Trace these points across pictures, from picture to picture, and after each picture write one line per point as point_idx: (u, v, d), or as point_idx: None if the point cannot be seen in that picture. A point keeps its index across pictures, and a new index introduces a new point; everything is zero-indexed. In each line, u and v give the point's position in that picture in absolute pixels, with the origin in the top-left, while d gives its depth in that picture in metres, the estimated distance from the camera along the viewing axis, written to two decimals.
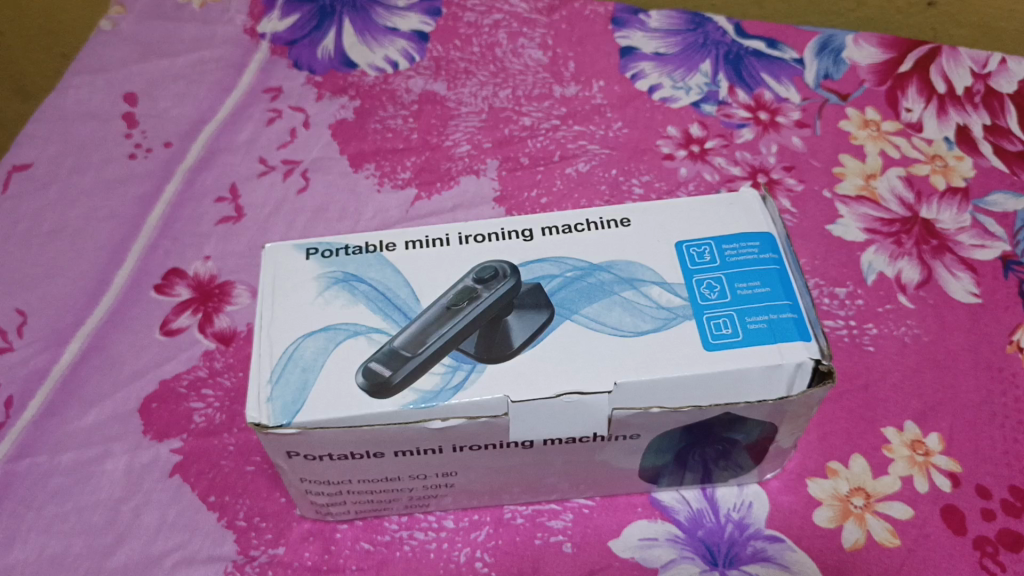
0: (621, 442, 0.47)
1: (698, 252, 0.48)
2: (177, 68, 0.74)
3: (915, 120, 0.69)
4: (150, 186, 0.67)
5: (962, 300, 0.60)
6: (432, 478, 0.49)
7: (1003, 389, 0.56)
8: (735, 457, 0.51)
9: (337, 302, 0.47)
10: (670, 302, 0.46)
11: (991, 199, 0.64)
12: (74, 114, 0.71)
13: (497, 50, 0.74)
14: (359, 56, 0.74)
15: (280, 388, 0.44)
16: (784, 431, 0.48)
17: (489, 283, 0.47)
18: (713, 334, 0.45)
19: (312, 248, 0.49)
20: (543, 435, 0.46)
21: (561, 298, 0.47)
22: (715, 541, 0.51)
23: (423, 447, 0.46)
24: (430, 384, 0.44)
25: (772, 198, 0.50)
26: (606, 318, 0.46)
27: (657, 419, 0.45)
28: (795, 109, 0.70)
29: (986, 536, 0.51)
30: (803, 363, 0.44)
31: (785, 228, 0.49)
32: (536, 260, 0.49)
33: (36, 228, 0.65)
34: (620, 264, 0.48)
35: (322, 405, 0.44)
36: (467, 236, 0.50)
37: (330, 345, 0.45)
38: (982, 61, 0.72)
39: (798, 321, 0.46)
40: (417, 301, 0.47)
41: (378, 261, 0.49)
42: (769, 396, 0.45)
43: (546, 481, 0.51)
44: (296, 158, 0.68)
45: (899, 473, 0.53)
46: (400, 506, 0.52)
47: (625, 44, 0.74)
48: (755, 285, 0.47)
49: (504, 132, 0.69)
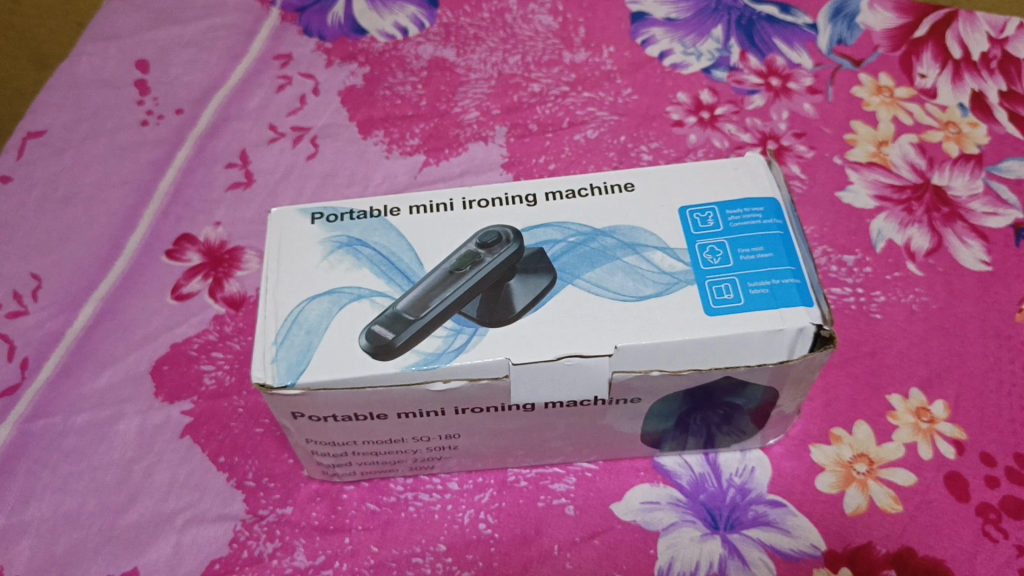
0: (622, 405, 0.48)
1: (701, 218, 0.48)
2: (188, 35, 0.74)
3: (929, 86, 0.68)
4: (162, 152, 0.68)
5: (973, 268, 0.59)
6: (436, 440, 0.50)
7: (1011, 357, 0.56)
8: (737, 422, 0.51)
9: (341, 266, 0.47)
10: (672, 267, 0.46)
11: (1005, 166, 0.64)
12: (88, 81, 0.72)
13: (507, 16, 0.74)
14: (369, 22, 0.74)
15: (284, 349, 0.45)
16: (786, 396, 0.48)
17: (491, 248, 0.47)
18: (714, 299, 0.45)
19: (317, 213, 0.50)
20: (544, 398, 0.46)
21: (564, 262, 0.47)
22: (717, 505, 0.52)
23: (426, 409, 0.46)
24: (432, 346, 0.45)
25: (778, 163, 0.50)
26: (608, 282, 0.46)
27: (657, 382, 0.46)
28: (807, 75, 0.69)
29: (989, 503, 0.51)
30: (805, 328, 0.44)
31: (789, 194, 0.49)
32: (538, 225, 0.49)
33: (51, 193, 0.66)
34: (622, 229, 0.48)
35: (326, 366, 0.44)
36: (471, 201, 0.50)
37: (334, 308, 0.46)
38: (999, 26, 0.71)
39: (801, 286, 0.45)
40: (420, 265, 0.48)
41: (382, 226, 0.49)
42: (770, 361, 0.45)
43: (549, 445, 0.52)
44: (306, 125, 0.68)
45: (903, 439, 0.53)
46: (405, 468, 0.53)
47: (636, 10, 0.74)
48: (757, 250, 0.47)
49: (514, 98, 0.69)
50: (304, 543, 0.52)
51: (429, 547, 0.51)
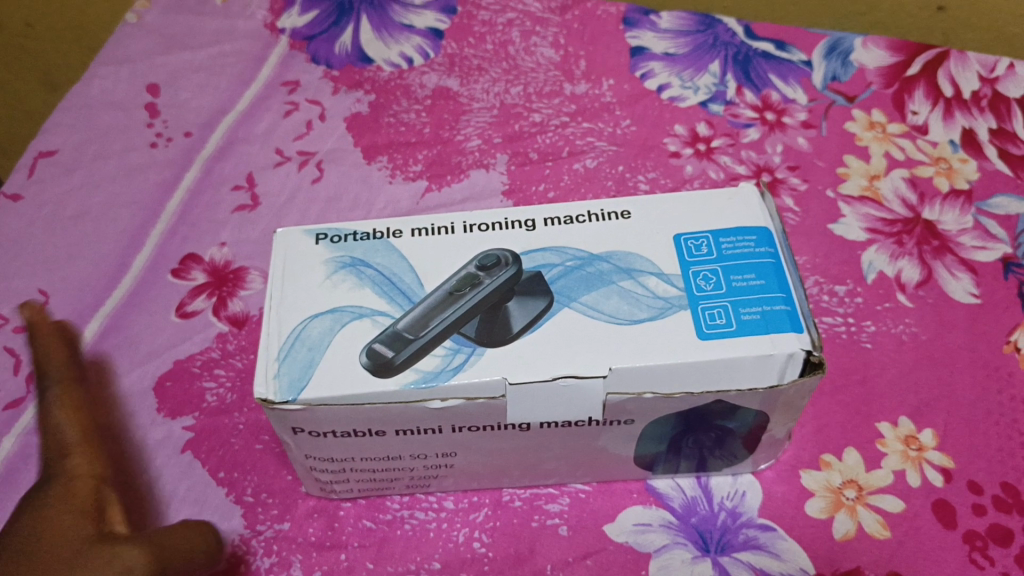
0: (617, 427, 0.49)
1: (695, 244, 0.49)
2: (199, 61, 0.76)
3: (921, 122, 0.70)
4: (171, 174, 0.69)
5: (962, 300, 0.60)
6: (433, 458, 0.51)
7: (999, 388, 0.57)
8: (729, 446, 0.52)
9: (344, 285, 0.49)
10: (666, 292, 0.48)
11: (994, 202, 0.65)
12: (100, 104, 0.74)
13: (510, 48, 0.76)
14: (375, 51, 0.76)
15: (286, 366, 0.46)
16: (777, 420, 0.49)
17: (490, 271, 0.48)
18: (707, 324, 0.46)
19: (321, 234, 0.51)
20: (539, 418, 0.47)
21: (561, 285, 0.48)
22: (708, 528, 0.52)
23: (424, 427, 0.47)
24: (431, 365, 0.46)
25: (770, 193, 0.51)
26: (604, 305, 0.47)
27: (651, 404, 0.47)
28: (801, 110, 0.71)
29: (976, 530, 0.51)
30: (795, 353, 0.45)
31: (781, 223, 0.50)
32: (537, 249, 0.50)
33: (60, 212, 0.67)
34: (618, 254, 0.50)
35: (326, 383, 0.45)
36: (471, 225, 0.51)
37: (336, 326, 0.47)
38: (990, 66, 0.73)
39: (791, 312, 0.47)
40: (421, 286, 0.49)
41: (384, 247, 0.50)
42: (760, 384, 0.46)
43: (543, 466, 0.52)
44: (311, 150, 0.70)
45: (892, 466, 0.54)
46: (402, 486, 0.54)
47: (635, 44, 0.75)
48: (749, 278, 0.48)
49: (515, 128, 0.71)
50: (300, 559, 0.52)
51: (424, 564, 0.52)
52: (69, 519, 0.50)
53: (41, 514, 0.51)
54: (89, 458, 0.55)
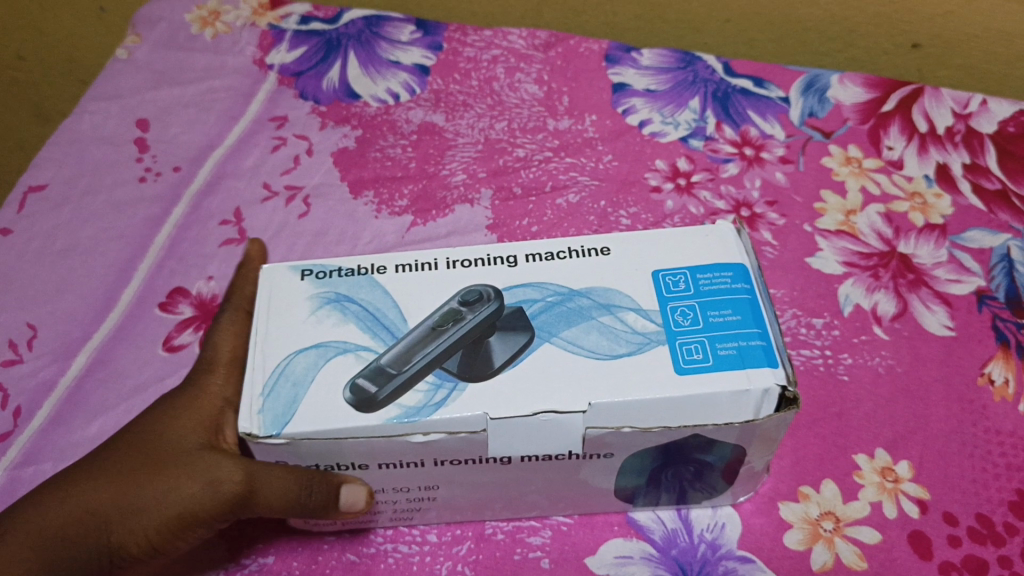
0: (597, 460, 0.49)
1: (673, 281, 0.51)
2: (188, 96, 0.77)
3: (896, 158, 0.71)
4: (159, 209, 0.70)
5: (936, 333, 0.62)
6: (416, 492, 0.51)
7: (973, 420, 0.58)
8: (709, 478, 0.53)
9: (329, 320, 0.50)
10: (645, 327, 0.49)
11: (968, 236, 0.66)
12: (89, 138, 0.74)
13: (495, 84, 0.77)
14: (362, 87, 0.77)
15: (270, 401, 0.46)
16: (755, 453, 0.50)
17: (473, 305, 0.50)
18: (684, 359, 0.47)
19: (307, 269, 0.52)
20: (520, 452, 0.48)
21: (542, 321, 0.49)
22: (688, 559, 0.53)
23: (406, 460, 0.48)
24: (413, 400, 0.46)
25: (747, 231, 0.52)
26: (584, 340, 0.48)
27: (630, 438, 0.47)
28: (779, 145, 0.72)
29: (951, 561, 0.52)
30: (770, 389, 0.46)
31: (757, 259, 0.51)
32: (518, 284, 0.51)
33: (49, 246, 0.68)
34: (598, 290, 0.50)
35: (309, 418, 0.46)
36: (454, 261, 0.52)
37: (320, 361, 0.48)
38: (963, 102, 0.74)
39: (766, 348, 0.47)
40: (404, 321, 0.50)
41: (368, 282, 0.51)
42: (736, 420, 0.47)
43: (525, 500, 0.53)
44: (298, 185, 0.71)
45: (868, 498, 0.55)
46: (386, 519, 0.54)
47: (617, 81, 0.77)
48: (726, 313, 0.49)
49: (499, 163, 0.72)
50: None
51: None
52: (184, 426, 0.51)
53: (169, 415, 0.52)
54: (229, 379, 0.53)
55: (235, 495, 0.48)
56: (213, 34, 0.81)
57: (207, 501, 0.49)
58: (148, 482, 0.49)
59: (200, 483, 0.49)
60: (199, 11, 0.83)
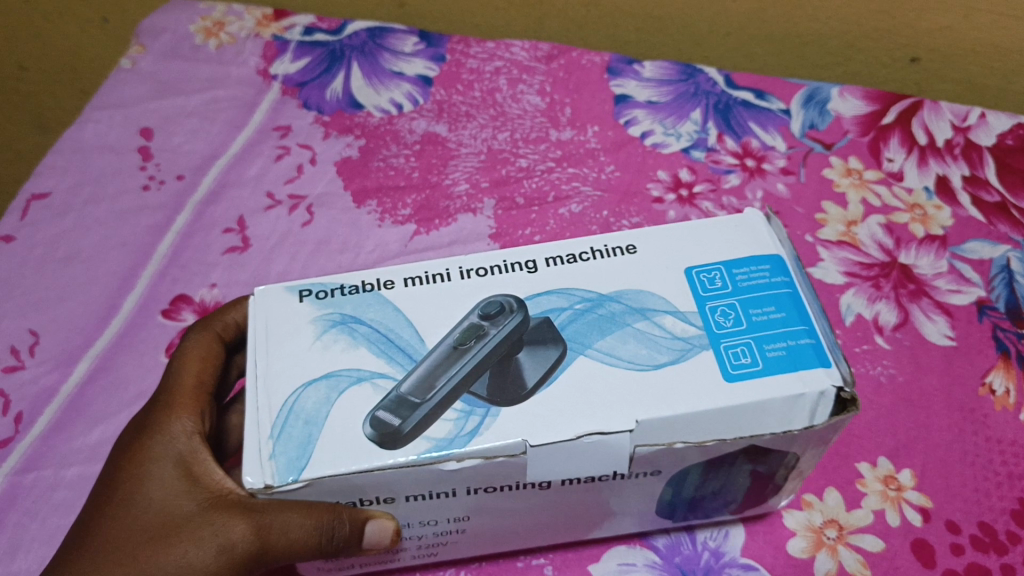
0: (641, 479, 0.45)
1: (708, 278, 0.46)
2: (191, 106, 0.77)
3: (896, 170, 0.72)
4: (162, 217, 0.70)
5: (937, 342, 0.62)
6: (445, 524, 0.47)
7: (975, 429, 0.58)
8: (720, 509, 0.52)
9: (337, 346, 0.45)
10: (684, 331, 0.44)
11: (968, 247, 0.67)
12: (93, 147, 0.75)
13: (497, 95, 0.78)
14: (365, 98, 0.77)
15: (281, 444, 0.41)
16: (808, 457, 0.46)
17: (495, 319, 0.45)
18: (732, 364, 0.43)
19: (305, 290, 0.48)
20: (562, 475, 0.43)
21: (571, 331, 0.45)
22: (691, 567, 0.53)
23: (435, 490, 0.43)
24: (442, 431, 0.41)
25: (778, 217, 0.48)
26: (620, 351, 0.44)
27: (680, 455, 0.43)
28: (781, 157, 0.73)
29: (953, 569, 0.52)
30: (826, 391, 0.42)
31: (793, 248, 0.47)
32: (541, 292, 0.46)
33: (51, 253, 0.68)
34: (628, 293, 0.46)
35: (327, 460, 0.41)
36: (467, 270, 0.48)
37: (333, 394, 0.43)
38: (962, 114, 0.75)
39: (817, 346, 0.43)
40: (421, 342, 0.45)
41: (377, 299, 0.47)
42: (793, 426, 0.42)
43: (527, 540, 0.51)
44: (301, 194, 0.71)
45: (871, 506, 0.55)
46: (410, 555, 0.51)
47: (619, 92, 0.77)
48: (769, 310, 0.45)
49: (502, 173, 0.72)
50: None
51: None
52: (171, 488, 0.48)
53: (146, 475, 0.49)
54: (196, 416, 0.51)
55: (251, 552, 0.46)
56: (217, 44, 0.82)
57: (224, 564, 0.46)
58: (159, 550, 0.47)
59: (210, 549, 0.46)
60: (203, 21, 0.83)
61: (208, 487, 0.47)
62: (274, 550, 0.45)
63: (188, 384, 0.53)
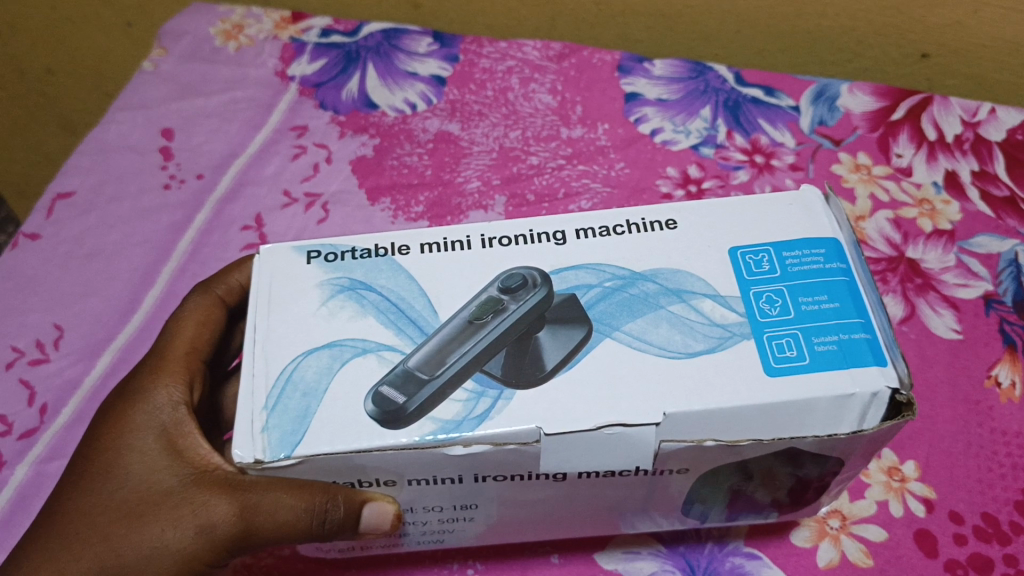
0: (670, 476, 0.45)
1: (755, 260, 0.47)
2: (211, 107, 0.79)
3: (905, 165, 0.72)
4: (182, 215, 0.72)
5: (943, 335, 0.62)
6: (450, 511, 0.48)
7: (979, 421, 0.58)
8: (760, 510, 0.51)
9: (343, 313, 0.46)
10: (724, 318, 0.45)
11: (976, 241, 0.67)
12: (116, 147, 0.77)
13: (509, 94, 0.79)
14: (380, 98, 0.79)
15: (277, 416, 0.42)
16: (851, 466, 0.46)
17: (515, 294, 0.46)
18: (776, 357, 0.43)
19: (313, 252, 0.49)
20: (579, 467, 0.43)
21: (601, 311, 0.45)
22: (695, 556, 0.54)
23: (441, 475, 0.44)
24: (450, 413, 0.42)
25: (836, 197, 0.48)
26: (653, 335, 0.44)
27: (708, 453, 0.43)
28: (789, 153, 0.74)
29: (956, 559, 0.53)
30: (879, 392, 0.42)
31: (852, 232, 0.47)
32: (569, 267, 0.47)
33: (76, 250, 0.70)
34: (664, 272, 0.47)
35: (326, 436, 0.42)
36: (490, 238, 0.49)
37: (335, 364, 0.44)
38: (972, 110, 0.75)
39: (871, 342, 0.43)
40: (434, 313, 0.46)
41: (388, 266, 0.48)
42: (839, 430, 0.42)
43: (540, 525, 0.53)
44: (317, 191, 0.73)
45: (875, 497, 0.56)
46: (413, 540, 0.52)
47: (630, 90, 0.78)
48: (821, 299, 0.45)
49: (513, 170, 0.73)
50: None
51: None
52: (154, 463, 0.50)
53: (132, 443, 0.51)
54: (188, 389, 0.54)
55: (232, 533, 0.48)
56: (236, 46, 0.83)
57: (201, 544, 0.48)
58: (140, 522, 0.49)
59: (190, 528, 0.48)
60: (223, 24, 0.85)
61: (192, 463, 0.49)
62: (257, 532, 0.47)
63: (181, 349, 0.56)
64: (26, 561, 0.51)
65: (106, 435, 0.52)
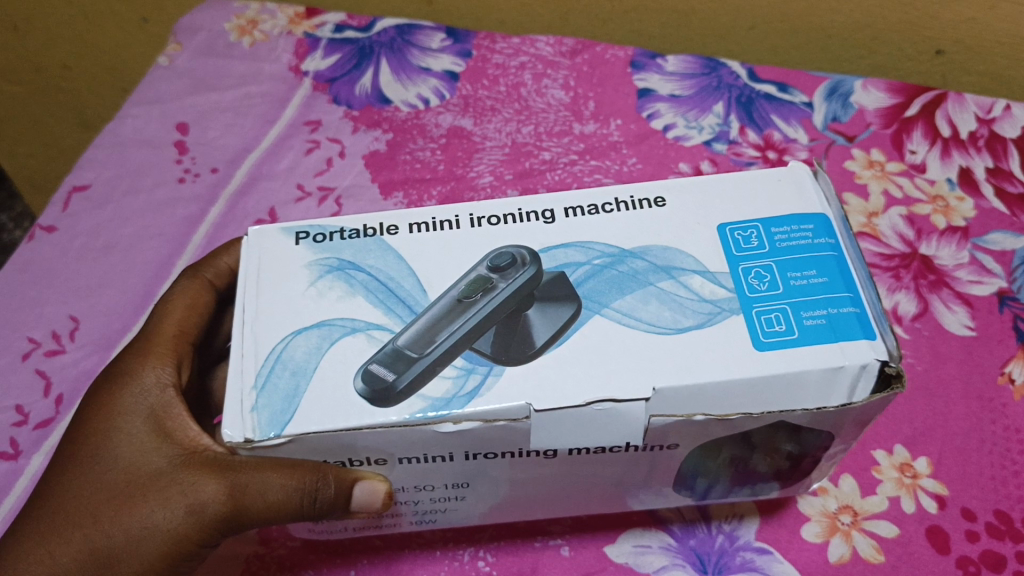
0: (658, 451, 0.45)
1: (743, 236, 0.47)
2: (225, 101, 0.80)
3: (919, 161, 0.72)
4: (197, 208, 0.73)
5: (957, 332, 0.62)
6: (443, 490, 0.48)
7: (992, 418, 0.58)
8: (757, 487, 0.52)
9: (332, 293, 0.46)
10: (713, 294, 0.45)
11: (990, 238, 0.67)
12: (132, 141, 0.77)
13: (522, 90, 0.79)
14: (393, 93, 0.79)
15: (266, 396, 0.42)
16: (840, 440, 0.46)
17: (504, 272, 0.46)
18: (765, 332, 0.43)
19: (301, 232, 0.49)
20: (568, 444, 0.43)
21: (589, 288, 0.45)
22: (706, 550, 0.54)
23: (433, 454, 0.44)
24: (440, 391, 0.42)
25: (825, 173, 0.49)
26: (643, 312, 0.44)
27: (701, 430, 0.43)
28: (803, 149, 0.74)
29: (968, 556, 0.53)
30: (869, 365, 0.42)
31: (840, 208, 0.47)
32: (558, 245, 0.47)
33: (91, 242, 0.71)
34: (654, 250, 0.47)
35: (315, 414, 0.42)
36: (479, 218, 0.49)
37: (324, 344, 0.44)
38: (987, 107, 0.75)
39: (861, 315, 0.43)
40: (423, 292, 0.46)
41: (377, 246, 0.48)
42: (828, 404, 0.42)
43: (551, 510, 0.53)
44: (331, 186, 0.73)
45: (886, 493, 0.55)
46: (408, 521, 0.52)
47: (643, 86, 0.78)
48: (810, 274, 0.45)
49: (525, 165, 0.74)
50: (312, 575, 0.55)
51: None
52: (141, 445, 0.51)
53: (122, 424, 0.52)
54: (178, 372, 0.54)
55: (221, 513, 0.48)
56: (251, 42, 0.84)
57: (191, 525, 0.48)
58: (127, 501, 0.49)
59: (180, 509, 0.48)
60: (237, 19, 0.86)
61: (180, 444, 0.50)
62: (248, 512, 0.47)
63: (170, 331, 0.56)
64: (16, 547, 0.51)
65: (95, 420, 0.53)
